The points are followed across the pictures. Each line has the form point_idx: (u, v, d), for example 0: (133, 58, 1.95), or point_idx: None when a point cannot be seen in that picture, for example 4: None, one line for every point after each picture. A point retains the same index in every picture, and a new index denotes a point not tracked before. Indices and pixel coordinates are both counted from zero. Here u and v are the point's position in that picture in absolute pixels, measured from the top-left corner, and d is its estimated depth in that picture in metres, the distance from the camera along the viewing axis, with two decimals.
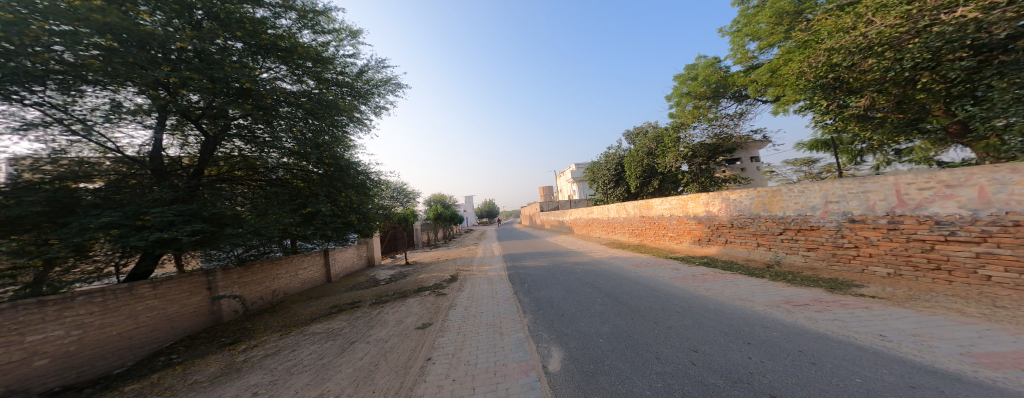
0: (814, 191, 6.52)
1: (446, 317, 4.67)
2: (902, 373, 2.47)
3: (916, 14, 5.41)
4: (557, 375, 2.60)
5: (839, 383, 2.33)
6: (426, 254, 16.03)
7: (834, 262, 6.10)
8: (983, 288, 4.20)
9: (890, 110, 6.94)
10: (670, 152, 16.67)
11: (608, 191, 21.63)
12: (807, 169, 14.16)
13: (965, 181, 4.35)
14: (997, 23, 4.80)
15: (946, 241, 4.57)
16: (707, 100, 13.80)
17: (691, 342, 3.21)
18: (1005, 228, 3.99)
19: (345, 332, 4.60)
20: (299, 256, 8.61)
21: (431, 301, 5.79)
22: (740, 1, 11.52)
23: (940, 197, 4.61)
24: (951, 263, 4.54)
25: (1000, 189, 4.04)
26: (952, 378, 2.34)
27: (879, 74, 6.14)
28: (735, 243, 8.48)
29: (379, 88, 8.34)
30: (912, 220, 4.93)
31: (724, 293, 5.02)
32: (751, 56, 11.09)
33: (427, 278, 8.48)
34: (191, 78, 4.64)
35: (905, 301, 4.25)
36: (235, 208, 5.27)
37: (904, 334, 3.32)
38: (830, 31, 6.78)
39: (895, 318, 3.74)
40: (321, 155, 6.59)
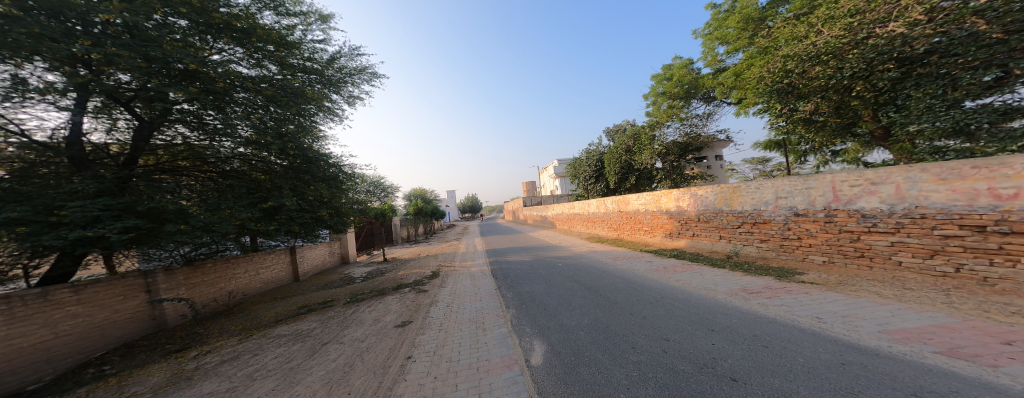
0: (767, 188, 7.08)
1: (427, 314, 4.58)
2: (835, 351, 2.79)
3: (857, 26, 6.15)
4: (539, 368, 2.66)
5: (786, 364, 2.58)
6: (404, 251, 15.59)
7: (781, 251, 6.72)
8: (897, 272, 4.83)
9: (830, 115, 7.63)
10: (646, 150, 17.33)
11: (588, 186, 22.19)
12: (761, 167, 15.39)
13: (886, 179, 4.94)
14: (917, 39, 5.46)
15: (869, 232, 5.18)
16: (680, 100, 14.48)
17: (663, 331, 3.41)
18: (914, 220, 4.62)
19: (316, 333, 4.37)
20: (260, 255, 8.02)
21: (408, 299, 5.65)
22: (713, 6, 12.15)
23: (866, 193, 5.21)
24: (873, 251, 5.16)
25: (912, 186, 4.64)
26: (871, 353, 2.69)
27: (824, 81, 6.76)
28: (701, 236, 9.03)
29: (353, 77, 7.89)
30: (844, 214, 5.54)
31: (691, 283, 5.37)
32: (720, 59, 11.82)
33: (406, 275, 8.28)
34: (119, 55, 4.11)
35: (837, 286, 4.79)
36: (179, 202, 4.77)
37: (837, 316, 3.74)
38: (787, 38, 7.49)
39: (832, 302, 4.19)
40: (286, 146, 6.14)
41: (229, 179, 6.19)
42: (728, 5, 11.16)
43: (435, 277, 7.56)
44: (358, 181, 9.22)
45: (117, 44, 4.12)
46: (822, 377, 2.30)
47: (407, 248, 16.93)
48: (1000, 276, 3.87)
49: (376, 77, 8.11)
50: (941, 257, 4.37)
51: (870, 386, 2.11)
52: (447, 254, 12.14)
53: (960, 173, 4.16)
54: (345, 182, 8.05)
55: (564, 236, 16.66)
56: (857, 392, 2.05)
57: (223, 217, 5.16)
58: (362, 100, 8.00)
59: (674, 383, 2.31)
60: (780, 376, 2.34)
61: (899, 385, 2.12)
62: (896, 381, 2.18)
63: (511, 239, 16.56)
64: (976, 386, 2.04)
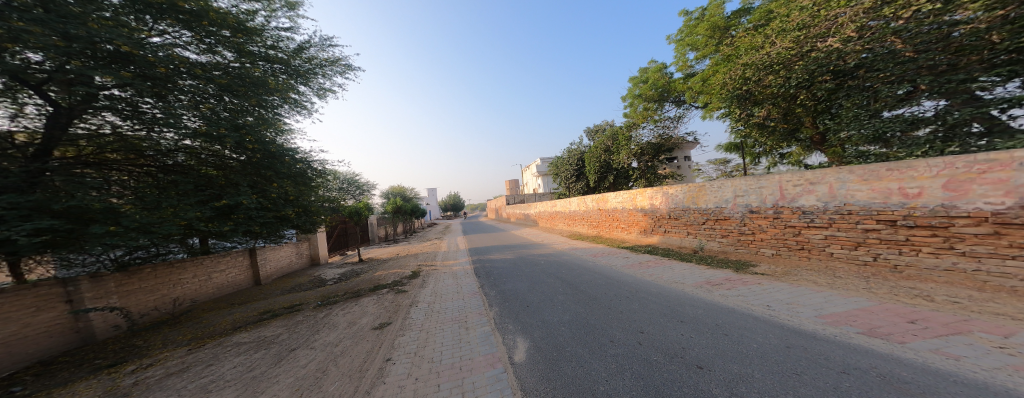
0: (727, 187, 7.60)
1: (406, 315, 4.44)
2: (782, 336, 3.08)
3: (803, 40, 6.78)
4: (522, 364, 2.67)
5: (742, 349, 2.80)
6: (385, 250, 15.12)
7: (738, 246, 7.27)
8: (830, 263, 5.42)
9: (779, 121, 8.35)
10: (623, 150, 17.77)
11: (570, 184, 22.61)
12: (723, 168, 16.44)
13: (822, 179, 5.51)
14: (849, 54, 6.12)
15: (808, 226, 5.76)
16: (655, 102, 15.16)
17: (638, 324, 3.57)
18: (843, 215, 5.21)
19: (282, 339, 4.08)
20: (213, 257, 7.35)
21: (386, 300, 5.44)
22: (685, 13, 12.77)
23: (806, 192, 5.80)
24: (811, 244, 5.75)
25: (842, 185, 5.21)
26: (812, 336, 2.99)
27: (776, 90, 7.39)
28: (672, 232, 9.50)
29: (324, 68, 7.35)
30: (788, 211, 6.12)
31: (663, 277, 5.66)
32: (690, 65, 12.50)
33: (386, 275, 7.98)
34: (27, 31, 3.49)
35: (783, 276, 5.29)
36: (107, 200, 4.22)
37: (783, 304, 4.11)
38: (746, 48, 8.08)
39: (779, 291, 4.60)
40: (244, 140, 5.70)
41: (172, 175, 5.53)
42: (698, 14, 11.80)
43: (415, 277, 7.33)
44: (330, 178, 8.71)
45: (24, 18, 3.49)
46: (772, 360, 2.51)
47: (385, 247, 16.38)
48: (906, 263, 4.49)
49: (350, 70, 7.65)
50: (863, 249, 4.96)
51: (811, 367, 2.35)
52: (426, 254, 11.81)
53: (878, 175, 4.72)
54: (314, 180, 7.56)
55: (547, 234, 16.90)
56: (799, 373, 2.27)
57: (163, 216, 4.65)
58: (334, 93, 7.50)
59: (649, 373, 2.42)
60: (739, 362, 2.53)
61: (831, 363, 2.40)
62: (830, 360, 2.45)
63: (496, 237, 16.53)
64: (897, 363, 2.33)
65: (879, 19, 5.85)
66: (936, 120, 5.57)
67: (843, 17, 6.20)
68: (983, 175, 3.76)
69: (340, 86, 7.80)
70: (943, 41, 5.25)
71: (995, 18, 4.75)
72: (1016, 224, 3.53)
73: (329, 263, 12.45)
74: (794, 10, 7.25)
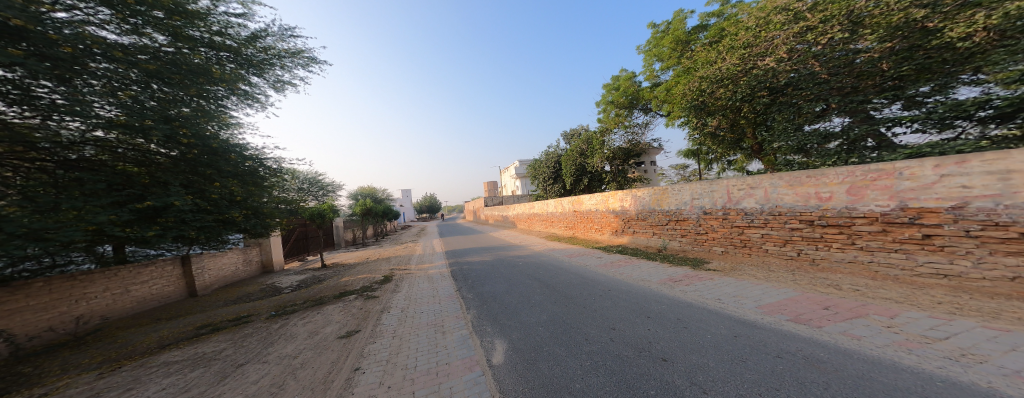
0: (685, 190, 8.13)
1: (377, 322, 4.15)
2: (730, 326, 3.34)
3: (747, 57, 7.43)
4: (500, 366, 2.60)
5: (699, 340, 2.98)
6: (354, 254, 14.24)
7: (694, 245, 7.82)
8: (768, 259, 6.03)
9: (727, 131, 9.20)
10: (597, 154, 18.13)
11: (548, 186, 22.81)
12: (683, 172, 17.58)
13: (759, 184, 6.17)
14: (780, 73, 6.88)
15: (749, 226, 6.38)
16: (625, 109, 15.95)
17: (611, 321, 3.66)
18: (777, 215, 5.87)
19: (225, 355, 3.61)
20: (133, 267, 6.36)
21: (352, 307, 5.07)
22: (654, 25, 13.44)
23: (747, 196, 6.42)
24: (752, 242, 6.37)
25: (774, 189, 5.91)
26: (754, 325, 3.27)
27: (725, 102, 8.11)
28: (640, 233, 9.91)
29: (283, 60, 6.74)
30: (733, 212, 6.74)
31: (631, 276, 5.90)
32: (656, 75, 13.27)
33: (352, 281, 7.44)
34: None
35: (729, 271, 5.78)
36: None
37: (730, 296, 4.45)
38: (703, 62, 8.76)
39: (728, 285, 4.99)
40: (176, 133, 4.98)
41: (76, 171, 4.59)
42: (663, 27, 12.57)
43: (387, 282, 6.93)
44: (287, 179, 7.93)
45: None
46: (724, 350, 2.68)
47: (354, 251, 15.43)
48: (821, 257, 5.20)
49: (313, 62, 7.04)
50: (791, 245, 5.65)
51: (754, 353, 2.56)
52: (395, 258, 11.20)
53: (800, 181, 5.47)
54: (268, 179, 6.88)
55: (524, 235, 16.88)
56: (745, 359, 2.45)
57: (64, 220, 3.90)
58: (293, 86, 6.86)
59: (621, 368, 2.47)
60: (698, 352, 2.68)
61: (768, 349, 2.65)
62: (768, 346, 2.70)
63: (474, 239, 16.13)
64: (819, 346, 2.65)
65: (806, 43, 6.59)
66: (842, 135, 6.48)
67: (779, 39, 6.88)
68: (876, 182, 4.51)
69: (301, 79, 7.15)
70: (848, 66, 6.15)
71: (885, 49, 5.73)
72: (898, 222, 4.29)
73: (284, 269, 11.45)
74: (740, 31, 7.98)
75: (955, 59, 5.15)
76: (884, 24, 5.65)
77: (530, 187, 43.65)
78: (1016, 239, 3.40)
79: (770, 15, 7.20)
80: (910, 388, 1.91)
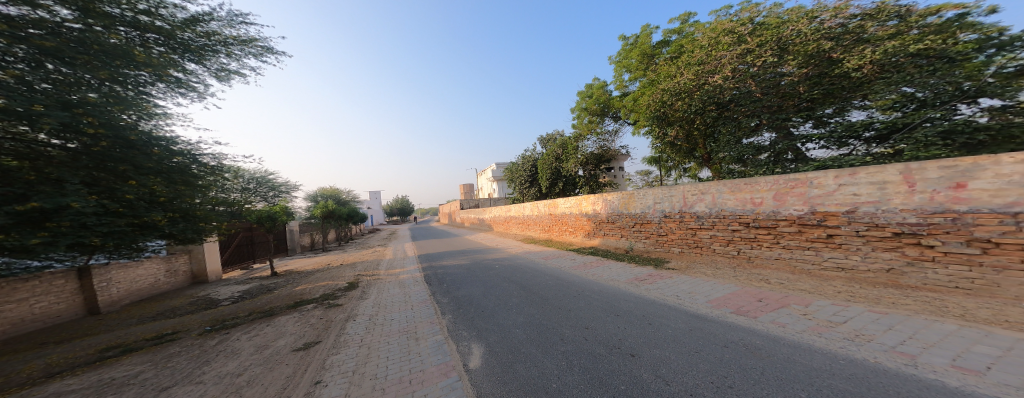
0: (647, 195, 8.59)
1: (341, 331, 3.85)
2: (687, 319, 3.59)
3: (700, 74, 8.02)
4: (477, 371, 2.54)
5: (661, 334, 3.18)
6: (311, 260, 13.13)
7: (656, 246, 8.31)
8: (715, 258, 6.59)
9: (683, 141, 9.94)
10: (571, 159, 18.56)
11: (523, 190, 22.84)
12: (648, 178, 18.63)
13: (707, 189, 6.77)
14: (726, 89, 7.56)
15: (700, 228, 6.95)
16: (598, 116, 16.73)
17: (584, 321, 3.77)
18: (722, 218, 6.47)
19: (147, 378, 3.12)
20: (19, 281, 5.29)
21: (310, 317, 4.67)
22: (625, 37, 14.12)
23: (699, 200, 6.98)
24: (702, 243, 6.95)
25: (720, 194, 6.52)
26: (706, 319, 3.54)
27: (681, 115, 8.81)
28: (610, 235, 10.26)
29: (228, 48, 5.91)
30: (686, 215, 7.31)
31: (603, 276, 6.11)
32: (625, 85, 14.01)
33: (309, 289, 6.84)
34: None
35: (686, 269, 6.23)
36: None
37: (686, 293, 4.75)
38: (664, 76, 9.39)
39: (685, 282, 5.34)
40: (79, 122, 3.82)
41: None
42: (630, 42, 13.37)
43: (353, 288, 6.50)
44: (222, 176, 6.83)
45: None
46: (681, 342, 2.88)
47: (310, 257, 14.23)
48: (755, 255, 5.86)
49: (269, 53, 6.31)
50: (733, 246, 6.26)
51: (706, 345, 2.76)
52: (358, 263, 10.49)
53: (739, 187, 6.12)
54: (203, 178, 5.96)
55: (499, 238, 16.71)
56: (699, 351, 2.65)
57: None
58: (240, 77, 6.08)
59: (595, 366, 2.53)
60: (661, 347, 2.84)
61: (717, 340, 2.89)
62: (717, 337, 2.94)
63: (446, 243, 15.67)
64: (754, 334, 2.96)
65: (747, 63, 7.26)
66: (769, 148, 7.38)
67: (724, 59, 7.56)
68: (793, 189, 5.24)
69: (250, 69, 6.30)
70: (776, 87, 6.97)
71: (802, 75, 6.63)
72: (811, 224, 4.98)
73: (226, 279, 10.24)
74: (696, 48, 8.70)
75: (850, 87, 6.23)
76: (802, 52, 6.56)
77: (506, 189, 43.37)
78: (890, 238, 4.13)
79: (719, 36, 8.00)
80: (821, 367, 2.20)
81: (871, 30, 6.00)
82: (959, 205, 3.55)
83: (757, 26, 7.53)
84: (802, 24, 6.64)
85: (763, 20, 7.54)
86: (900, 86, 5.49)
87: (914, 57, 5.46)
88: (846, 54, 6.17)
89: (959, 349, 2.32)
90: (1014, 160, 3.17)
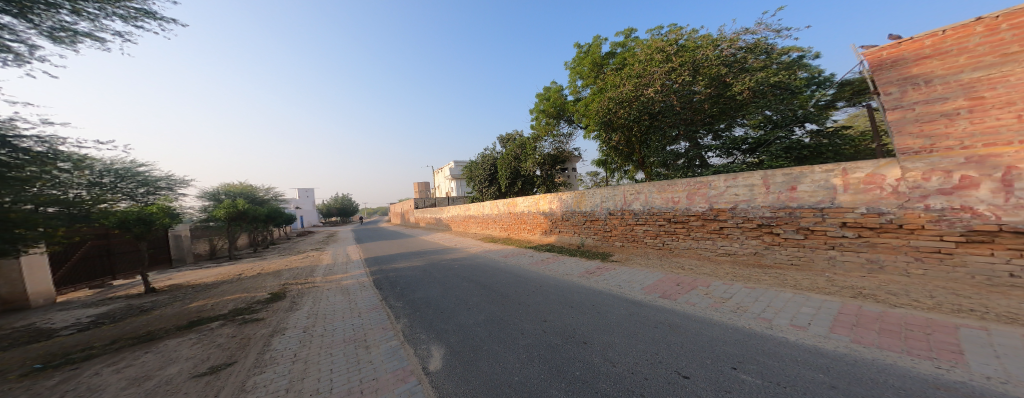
0: (594, 194, 9.01)
1: (265, 348, 3.45)
2: (627, 305, 3.94)
3: (637, 88, 8.59)
4: (437, 373, 2.51)
5: (608, 321, 3.44)
6: (209, 273, 10.51)
7: (601, 241, 8.80)
8: (647, 250, 7.27)
9: (622, 146, 10.66)
10: (529, 158, 18.88)
11: (483, 189, 22.66)
12: (596, 179, 19.83)
13: (643, 188, 7.37)
14: (655, 100, 8.32)
15: (637, 224, 7.58)
16: (554, 118, 17.42)
17: (542, 314, 3.92)
18: (653, 215, 7.14)
19: None
20: None
21: (215, 337, 3.94)
22: (580, 45, 14.77)
23: (637, 199, 7.57)
24: (638, 237, 7.58)
25: (651, 193, 7.16)
26: (640, 304, 3.93)
27: (620, 121, 9.39)
28: (564, 232, 10.61)
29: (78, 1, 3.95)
30: (626, 212, 7.89)
31: (558, 271, 6.39)
32: (579, 91, 14.70)
33: (226, 300, 6.07)
34: None
35: (627, 261, 6.71)
36: None
37: (625, 282, 5.16)
38: (610, 84, 9.93)
39: (625, 272, 5.78)
40: None
41: None
42: (585, 50, 14.02)
43: (280, 299, 5.80)
44: (63, 173, 4.47)
45: None
46: (623, 327, 3.17)
47: (210, 268, 11.64)
48: (679, 246, 6.57)
49: (151, 17, 4.64)
50: (662, 240, 6.95)
51: (643, 327, 3.07)
52: (283, 271, 9.34)
53: (666, 188, 6.79)
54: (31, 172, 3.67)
55: (457, 238, 16.29)
56: (637, 332, 2.95)
57: None
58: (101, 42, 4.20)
59: (553, 355, 2.66)
60: (607, 332, 3.09)
61: (651, 321, 3.23)
62: (650, 319, 3.30)
63: (396, 244, 14.98)
64: (676, 314, 3.37)
65: (671, 80, 8.15)
66: (685, 155, 8.47)
67: (656, 75, 8.26)
68: (699, 190, 6.13)
69: (116, 34, 4.47)
70: (689, 103, 8.12)
71: (706, 94, 7.99)
72: (709, 218, 5.98)
73: (70, 296, 7.60)
74: (636, 61, 9.18)
75: (735, 107, 7.92)
76: (705, 76, 7.80)
77: (465, 188, 42.54)
78: (755, 228, 5.34)
79: (653, 53, 8.60)
80: (720, 336, 2.67)
81: (748, 62, 7.86)
82: (793, 202, 4.89)
83: (678, 50, 8.37)
84: (710, 50, 7.91)
85: (684, 43, 8.55)
86: (764, 110, 7.38)
87: (771, 87, 7.44)
88: (735, 79, 7.75)
89: (794, 311, 3.19)
90: (823, 170, 4.54)
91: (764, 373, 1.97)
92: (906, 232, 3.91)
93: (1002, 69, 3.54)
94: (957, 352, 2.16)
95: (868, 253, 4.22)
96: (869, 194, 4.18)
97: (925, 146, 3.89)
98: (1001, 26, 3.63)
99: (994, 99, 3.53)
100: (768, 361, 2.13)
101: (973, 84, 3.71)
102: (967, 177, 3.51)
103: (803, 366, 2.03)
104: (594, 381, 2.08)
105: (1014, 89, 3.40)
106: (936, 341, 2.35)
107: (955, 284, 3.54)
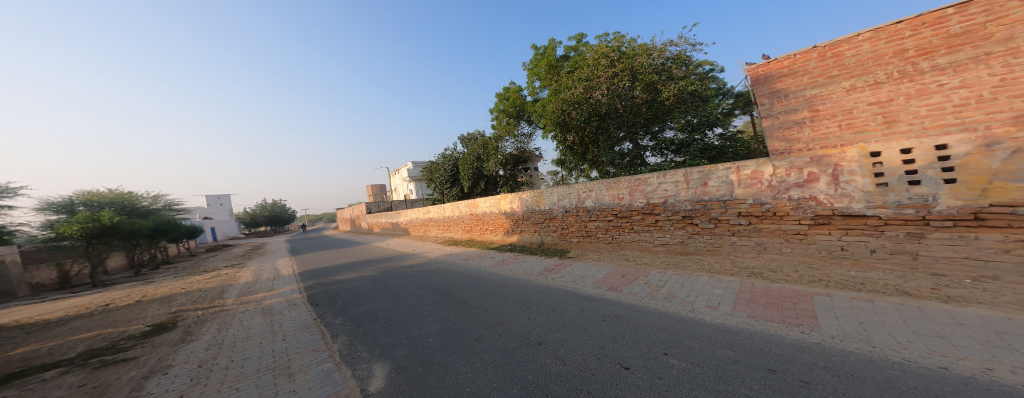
0: (551, 193, 9.22)
1: (136, 393, 2.96)
2: (580, 301, 4.09)
3: (587, 90, 8.97)
4: (378, 394, 2.37)
5: (562, 319, 3.53)
6: (61, 306, 8.58)
7: (559, 238, 9.07)
8: (599, 245, 7.64)
9: (576, 146, 10.99)
10: (491, 158, 18.84)
11: (445, 190, 22.11)
12: (556, 178, 20.35)
13: (592, 185, 7.73)
14: (603, 103, 8.72)
15: (589, 220, 7.93)
16: (514, 119, 17.69)
17: (498, 317, 3.93)
18: (603, 210, 7.53)
19: None
20: None
21: (50, 390, 3.25)
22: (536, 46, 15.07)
23: (587, 196, 7.93)
24: (591, 233, 7.94)
25: (600, 191, 7.55)
26: (592, 298, 4.11)
27: (574, 122, 9.67)
28: (525, 231, 10.73)
29: None
30: (580, 209, 8.20)
31: (518, 271, 6.46)
32: (536, 92, 14.98)
33: (101, 336, 5.12)
34: None
35: (581, 257, 6.98)
36: None
37: (579, 278, 5.34)
38: (564, 86, 10.26)
39: (580, 268, 6.00)
40: None
41: None
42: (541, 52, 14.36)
43: (167, 331, 5.04)
44: None
45: None
46: (575, 323, 3.28)
47: (104, 296, 9.79)
48: (625, 240, 7.00)
49: None
50: (611, 234, 7.37)
51: (593, 322, 3.21)
52: (181, 296, 8.04)
53: (613, 185, 7.17)
54: None
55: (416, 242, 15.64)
56: (587, 328, 3.08)
57: None
58: None
59: (506, 361, 2.67)
60: (560, 330, 3.18)
61: (600, 315, 3.38)
62: (599, 313, 3.46)
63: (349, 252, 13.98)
64: (623, 305, 3.58)
65: (615, 84, 8.58)
66: (629, 154, 9.11)
67: (601, 78, 8.66)
68: (638, 187, 6.58)
69: None
70: (631, 106, 8.61)
71: (644, 98, 8.46)
72: (647, 212, 6.46)
73: None
74: (587, 65, 9.59)
75: (666, 112, 8.58)
76: (642, 82, 8.34)
77: (427, 189, 41.13)
78: (681, 219, 5.86)
79: (599, 58, 9.08)
80: (658, 324, 2.88)
81: (673, 71, 8.60)
82: (705, 196, 5.46)
83: (620, 56, 8.88)
84: (645, 58, 8.46)
85: (625, 50, 9.11)
86: (685, 115, 8.20)
87: (689, 95, 8.17)
88: (664, 87, 8.31)
89: (710, 293, 3.56)
90: (724, 168, 5.18)
91: (690, 356, 2.16)
92: (778, 218, 4.74)
93: (828, 89, 4.47)
94: (813, 317, 2.57)
95: (756, 237, 4.97)
96: (754, 188, 4.92)
97: (786, 148, 4.83)
98: (828, 54, 4.47)
99: (826, 111, 4.48)
100: (692, 344, 2.34)
101: (812, 99, 4.59)
102: (811, 173, 4.43)
103: (717, 345, 2.27)
104: (545, 383, 2.13)
105: (837, 105, 4.38)
106: (800, 309, 2.76)
107: (809, 258, 4.42)
